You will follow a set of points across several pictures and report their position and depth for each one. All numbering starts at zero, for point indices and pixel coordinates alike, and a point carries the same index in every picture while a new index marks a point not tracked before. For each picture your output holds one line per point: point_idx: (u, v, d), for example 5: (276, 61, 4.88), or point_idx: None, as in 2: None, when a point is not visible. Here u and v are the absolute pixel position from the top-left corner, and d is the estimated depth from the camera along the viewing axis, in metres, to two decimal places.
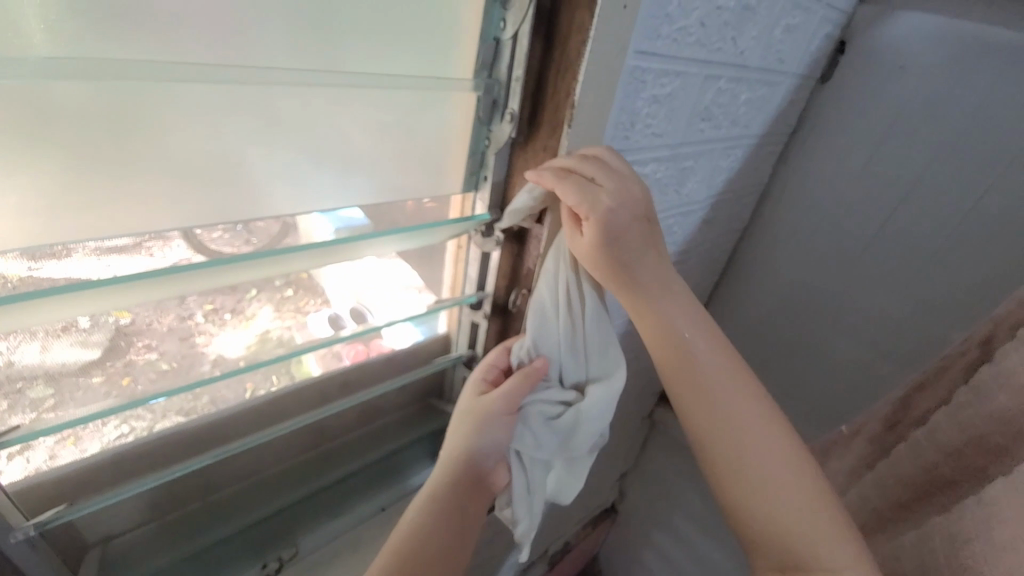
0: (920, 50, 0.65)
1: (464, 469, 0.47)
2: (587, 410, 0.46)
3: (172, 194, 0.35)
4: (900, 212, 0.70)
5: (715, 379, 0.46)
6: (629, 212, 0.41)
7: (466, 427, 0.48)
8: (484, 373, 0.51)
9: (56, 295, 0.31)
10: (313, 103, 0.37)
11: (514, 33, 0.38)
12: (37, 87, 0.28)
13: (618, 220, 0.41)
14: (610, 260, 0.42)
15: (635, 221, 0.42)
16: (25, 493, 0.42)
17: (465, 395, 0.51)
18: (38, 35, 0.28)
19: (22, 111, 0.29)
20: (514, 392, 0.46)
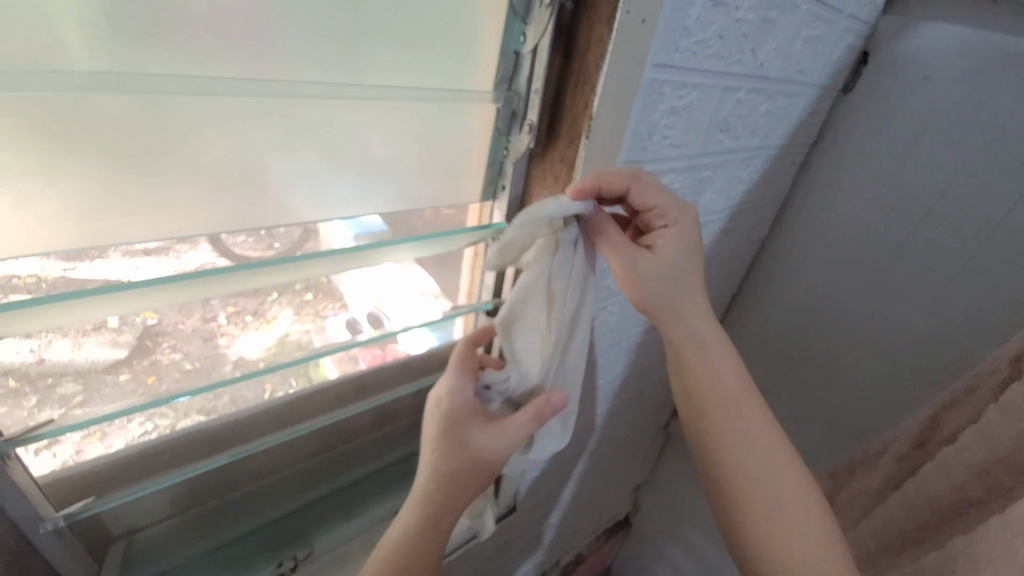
0: (946, 60, 0.64)
1: (453, 494, 0.42)
2: (540, 444, 0.49)
3: (202, 200, 0.37)
4: (925, 225, 0.68)
5: (742, 418, 0.50)
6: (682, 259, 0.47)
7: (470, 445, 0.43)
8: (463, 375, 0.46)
9: (93, 295, 0.32)
10: (338, 114, 0.39)
11: (533, 47, 0.40)
12: (86, 97, 0.30)
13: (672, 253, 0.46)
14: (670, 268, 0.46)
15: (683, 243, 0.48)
16: (54, 486, 0.43)
17: (452, 398, 0.45)
18: (83, 52, 0.30)
19: (69, 120, 0.30)
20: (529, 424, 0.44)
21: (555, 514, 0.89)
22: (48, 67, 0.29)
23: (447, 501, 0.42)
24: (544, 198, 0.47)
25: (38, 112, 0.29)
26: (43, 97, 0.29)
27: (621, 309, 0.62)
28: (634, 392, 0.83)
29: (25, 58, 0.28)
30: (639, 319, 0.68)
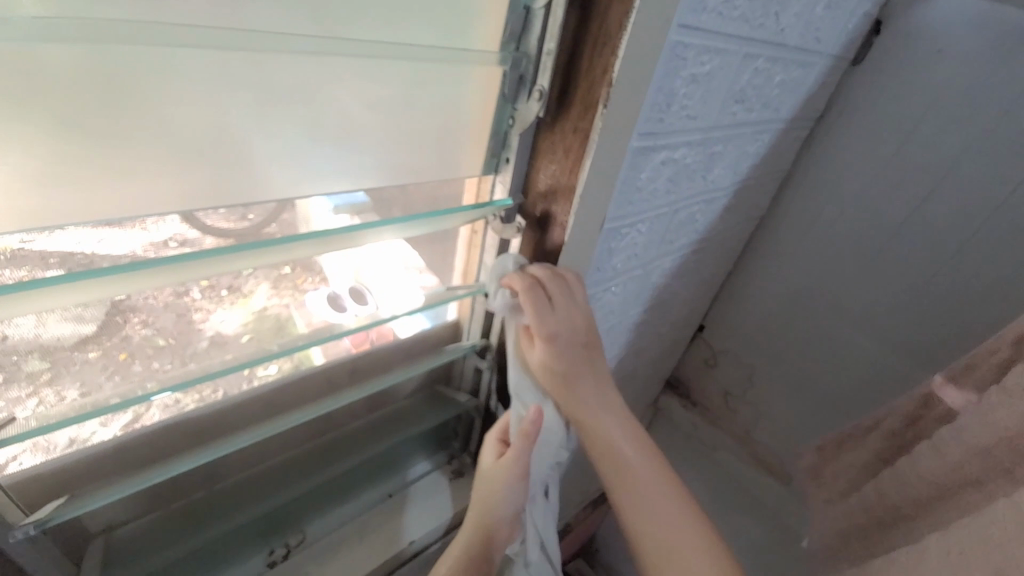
0: (961, 31, 0.61)
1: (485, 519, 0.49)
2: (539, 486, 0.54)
3: (174, 168, 0.33)
4: (929, 203, 0.68)
5: (611, 421, 0.51)
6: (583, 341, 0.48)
7: (493, 481, 0.49)
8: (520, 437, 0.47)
9: (49, 285, 0.28)
10: (330, 72, 0.34)
11: (547, 2, 0.35)
12: (20, 47, 0.25)
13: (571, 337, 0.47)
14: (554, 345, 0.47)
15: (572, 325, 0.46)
16: (18, 485, 0.40)
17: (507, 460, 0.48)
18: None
19: (5, 76, 0.25)
20: (521, 456, 0.47)
21: None
22: None
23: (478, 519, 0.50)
24: (551, 173, 0.44)
25: None
26: None
27: (624, 290, 0.60)
28: (629, 371, 0.83)
29: None
30: (640, 298, 0.66)
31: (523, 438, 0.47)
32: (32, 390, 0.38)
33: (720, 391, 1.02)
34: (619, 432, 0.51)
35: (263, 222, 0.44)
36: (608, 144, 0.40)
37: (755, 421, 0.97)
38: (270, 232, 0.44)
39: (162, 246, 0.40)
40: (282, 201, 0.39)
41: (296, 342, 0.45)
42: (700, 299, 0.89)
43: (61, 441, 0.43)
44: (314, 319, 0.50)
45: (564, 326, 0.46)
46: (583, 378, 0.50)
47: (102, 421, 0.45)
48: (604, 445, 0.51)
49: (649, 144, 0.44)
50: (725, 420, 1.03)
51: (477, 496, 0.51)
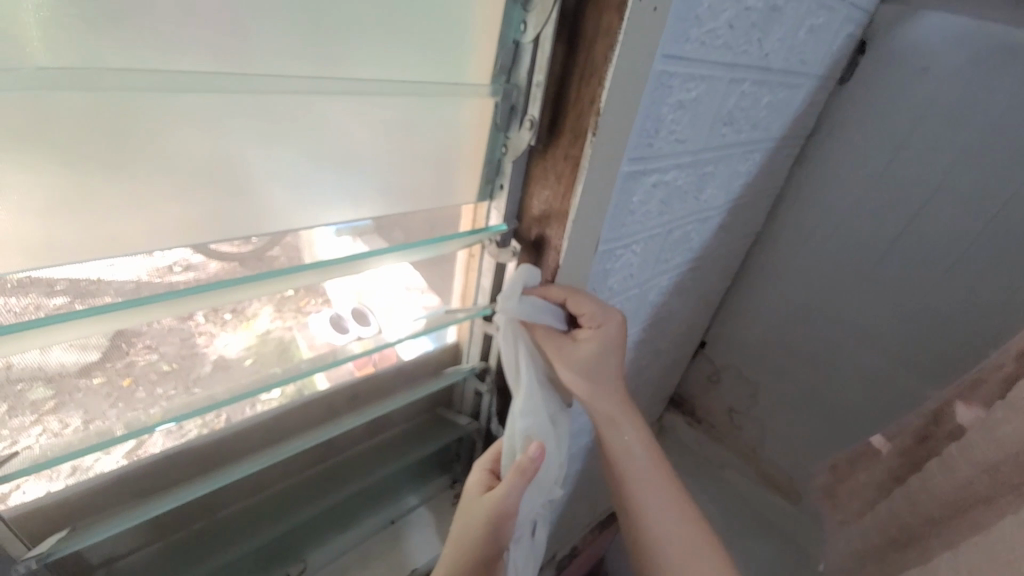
0: (944, 50, 0.63)
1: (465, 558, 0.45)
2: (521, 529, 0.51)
3: (178, 201, 0.33)
4: (922, 217, 0.68)
5: (640, 465, 0.53)
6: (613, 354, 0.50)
7: (477, 516, 0.45)
8: (515, 470, 0.44)
9: (60, 321, 0.29)
10: (329, 107, 0.35)
11: (535, 37, 0.37)
12: (36, 96, 0.26)
13: (603, 347, 0.49)
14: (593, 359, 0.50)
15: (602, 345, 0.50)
16: (22, 518, 0.40)
17: (497, 494, 0.45)
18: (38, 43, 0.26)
19: (20, 121, 0.27)
20: (512, 491, 0.44)
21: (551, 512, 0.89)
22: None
23: (458, 555, 0.46)
24: (544, 199, 0.45)
25: None
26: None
27: (621, 310, 0.61)
28: (631, 390, 0.83)
29: None
30: (638, 317, 0.66)
31: (519, 474, 0.44)
32: (36, 419, 0.38)
33: (725, 408, 1.01)
34: (648, 478, 0.52)
35: (267, 245, 0.42)
36: (598, 170, 0.41)
37: (761, 438, 0.96)
38: (273, 255, 0.42)
39: (166, 271, 0.39)
40: (272, 234, 0.39)
41: (302, 369, 0.46)
42: (700, 316, 0.89)
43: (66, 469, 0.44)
44: (317, 340, 0.50)
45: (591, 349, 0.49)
46: (616, 421, 0.52)
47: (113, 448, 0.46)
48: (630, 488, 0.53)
49: (639, 168, 0.45)
50: (731, 438, 1.02)
51: (457, 530, 0.47)
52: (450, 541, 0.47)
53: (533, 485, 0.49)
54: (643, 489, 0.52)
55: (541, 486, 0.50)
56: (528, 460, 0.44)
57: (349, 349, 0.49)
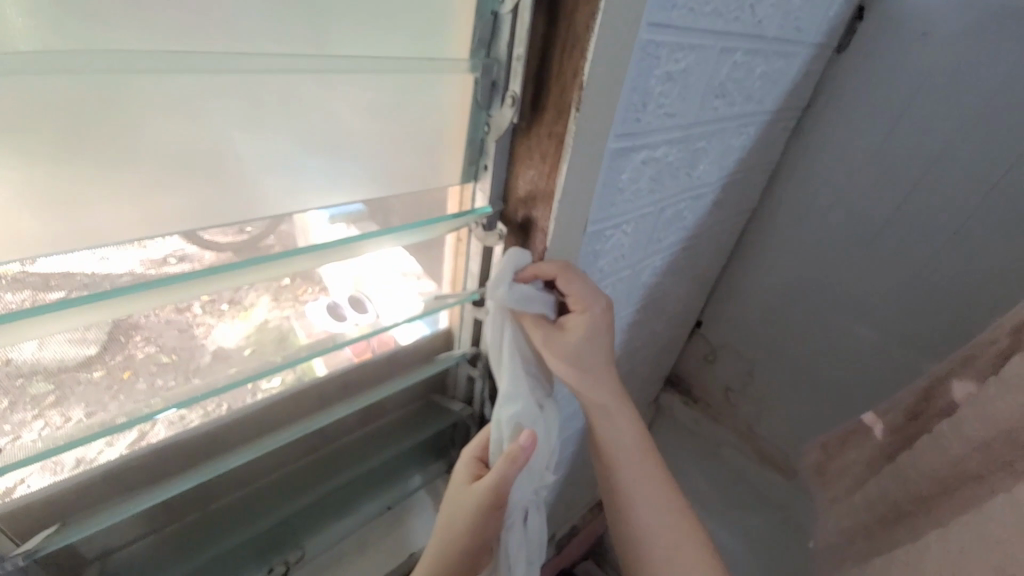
0: (945, 14, 0.61)
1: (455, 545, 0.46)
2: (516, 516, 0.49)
3: (155, 189, 0.32)
4: (921, 190, 0.67)
5: (629, 462, 0.52)
6: (603, 333, 0.49)
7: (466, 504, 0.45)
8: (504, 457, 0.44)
9: (30, 316, 0.28)
10: (300, 90, 0.34)
11: (513, 7, 0.35)
12: (6, 80, 0.24)
13: (594, 324, 0.48)
14: (584, 346, 0.49)
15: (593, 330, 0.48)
16: (11, 512, 0.40)
17: (488, 480, 0.44)
18: (18, 25, 0.25)
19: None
20: (504, 476, 0.44)
21: (548, 493, 0.90)
22: None
23: (449, 544, 0.46)
24: (530, 178, 0.43)
25: None
26: None
27: (614, 292, 0.60)
28: (626, 371, 0.83)
29: None
30: (631, 298, 0.66)
31: (507, 461, 0.44)
32: (37, 413, 0.38)
33: (721, 387, 1.01)
34: (636, 476, 0.51)
35: (261, 234, 0.42)
36: (584, 148, 0.39)
37: (757, 415, 0.96)
38: (269, 245, 0.42)
39: (161, 263, 0.38)
40: (271, 218, 0.39)
41: (301, 354, 0.46)
42: (695, 295, 0.88)
43: (70, 462, 0.44)
44: (315, 329, 0.50)
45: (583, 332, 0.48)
46: (604, 417, 0.51)
47: (109, 442, 0.45)
48: (617, 485, 0.52)
49: (627, 145, 0.43)
50: (727, 416, 1.02)
51: (446, 518, 0.47)
52: (439, 528, 0.48)
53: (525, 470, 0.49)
54: (631, 487, 0.51)
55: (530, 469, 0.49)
56: (518, 448, 0.44)
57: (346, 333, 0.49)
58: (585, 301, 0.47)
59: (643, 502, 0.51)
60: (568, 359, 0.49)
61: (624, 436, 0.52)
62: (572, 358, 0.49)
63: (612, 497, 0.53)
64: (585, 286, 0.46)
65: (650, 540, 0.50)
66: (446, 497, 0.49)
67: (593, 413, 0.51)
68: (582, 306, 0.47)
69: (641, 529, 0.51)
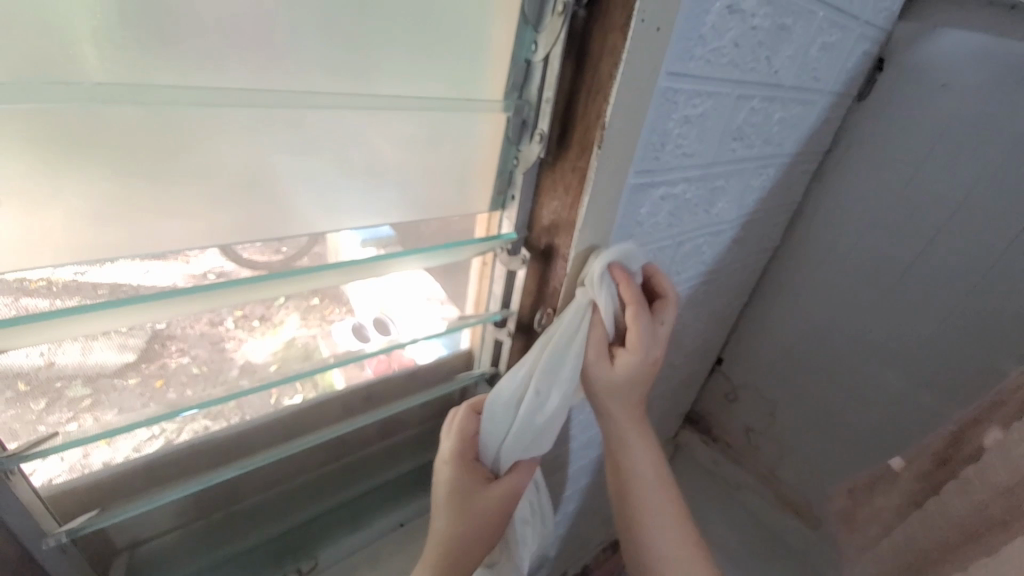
0: (965, 67, 0.63)
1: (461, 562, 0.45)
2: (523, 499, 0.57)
3: (215, 203, 0.36)
4: (944, 235, 0.67)
5: (653, 488, 0.54)
6: (653, 368, 0.49)
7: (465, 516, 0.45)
8: (517, 469, 0.49)
9: (97, 311, 0.33)
10: (353, 126, 0.38)
11: (545, 55, 0.39)
12: (97, 113, 0.30)
13: (652, 358, 0.48)
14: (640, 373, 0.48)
15: (651, 366, 0.48)
16: (56, 497, 0.43)
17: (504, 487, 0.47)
18: (91, 57, 0.29)
19: (90, 132, 0.30)
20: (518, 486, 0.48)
21: (561, 524, 0.90)
22: (58, 71, 0.28)
23: (454, 559, 0.45)
24: (554, 209, 0.46)
25: (56, 122, 0.29)
26: (56, 109, 0.29)
27: None
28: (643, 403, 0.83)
29: (37, 70, 0.28)
30: None
31: (520, 474, 0.49)
32: (72, 415, 0.41)
33: (742, 426, 1.00)
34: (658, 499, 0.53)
35: (296, 254, 0.46)
36: (605, 183, 0.42)
37: (779, 458, 0.94)
38: (302, 264, 0.46)
39: (200, 277, 0.42)
40: (313, 234, 0.43)
41: (327, 363, 0.49)
42: (715, 331, 0.89)
43: (96, 464, 0.46)
44: (338, 349, 0.53)
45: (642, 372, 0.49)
46: (634, 440, 0.53)
47: (137, 445, 0.48)
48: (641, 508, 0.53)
49: (646, 181, 0.46)
50: (748, 458, 1.00)
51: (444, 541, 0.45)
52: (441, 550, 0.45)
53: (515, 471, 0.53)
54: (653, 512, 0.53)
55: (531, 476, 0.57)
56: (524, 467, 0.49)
57: (370, 347, 0.53)
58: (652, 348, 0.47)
59: (645, 500, 0.53)
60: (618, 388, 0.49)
61: (641, 451, 0.54)
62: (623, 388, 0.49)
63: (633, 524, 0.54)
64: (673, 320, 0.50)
65: (640, 529, 0.53)
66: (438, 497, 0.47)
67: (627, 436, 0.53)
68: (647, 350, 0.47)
69: (637, 517, 0.54)
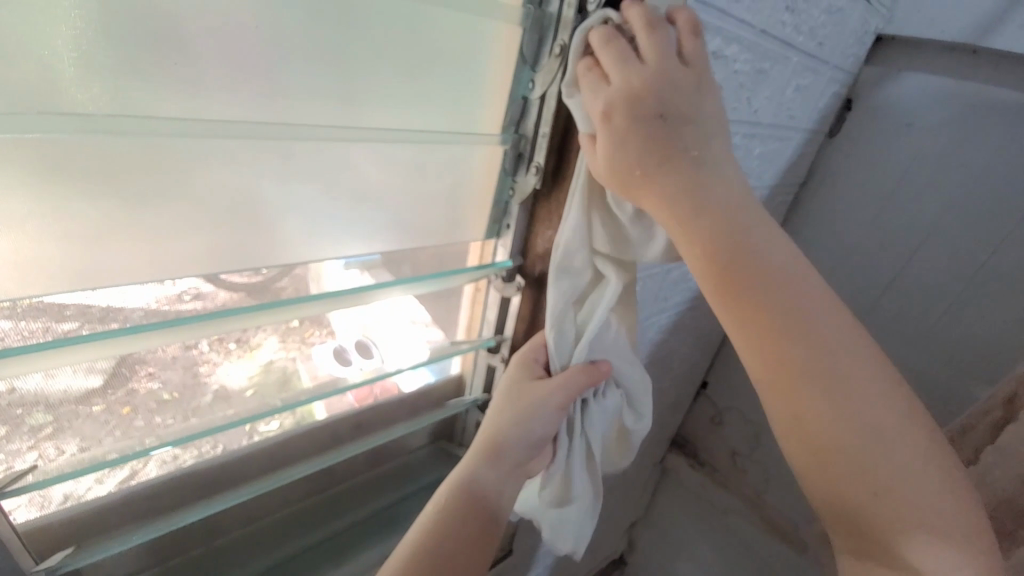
0: (927, 108, 0.68)
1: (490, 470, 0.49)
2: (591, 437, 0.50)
3: (212, 231, 0.37)
4: (912, 264, 0.71)
5: (872, 429, 0.34)
6: (669, 89, 0.34)
7: (510, 414, 0.49)
8: (588, 368, 0.47)
9: (92, 340, 0.32)
10: (354, 158, 0.40)
11: (542, 93, 0.41)
12: (91, 139, 0.30)
13: (647, 101, 0.33)
14: (645, 124, 0.34)
15: (657, 116, 0.34)
16: (32, 533, 0.41)
17: (552, 400, 0.47)
18: (76, 85, 0.29)
19: (81, 160, 0.30)
20: (572, 382, 0.46)
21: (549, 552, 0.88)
22: (49, 98, 0.28)
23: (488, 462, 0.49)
24: (549, 238, 0.49)
25: (51, 149, 0.29)
26: (55, 137, 0.29)
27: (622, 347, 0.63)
28: None
29: (28, 99, 0.28)
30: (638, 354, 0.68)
31: (585, 374, 0.46)
32: (33, 444, 0.39)
33: (727, 450, 1.01)
34: (901, 449, 0.34)
35: (277, 275, 0.43)
36: None
37: (764, 482, 0.95)
38: (282, 286, 0.44)
39: (176, 298, 0.40)
40: (286, 266, 0.42)
41: (301, 397, 0.48)
42: (699, 356, 0.91)
43: (58, 496, 0.43)
44: (320, 371, 0.52)
45: (727, 190, 0.35)
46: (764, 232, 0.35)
47: (99, 477, 0.45)
48: (870, 464, 0.34)
49: None
50: (735, 482, 1.00)
51: (486, 440, 0.50)
52: (481, 448, 0.50)
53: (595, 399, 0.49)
54: (890, 470, 0.34)
55: (599, 412, 0.50)
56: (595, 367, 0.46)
57: (350, 377, 0.52)
58: (675, 106, 0.34)
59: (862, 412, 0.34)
60: (737, 250, 0.35)
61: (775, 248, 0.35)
62: (737, 250, 0.35)
63: (834, 487, 0.36)
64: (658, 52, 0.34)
65: (858, 459, 0.34)
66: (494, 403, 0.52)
67: (788, 353, 0.35)
68: (649, 97, 0.33)
69: (848, 439, 0.35)
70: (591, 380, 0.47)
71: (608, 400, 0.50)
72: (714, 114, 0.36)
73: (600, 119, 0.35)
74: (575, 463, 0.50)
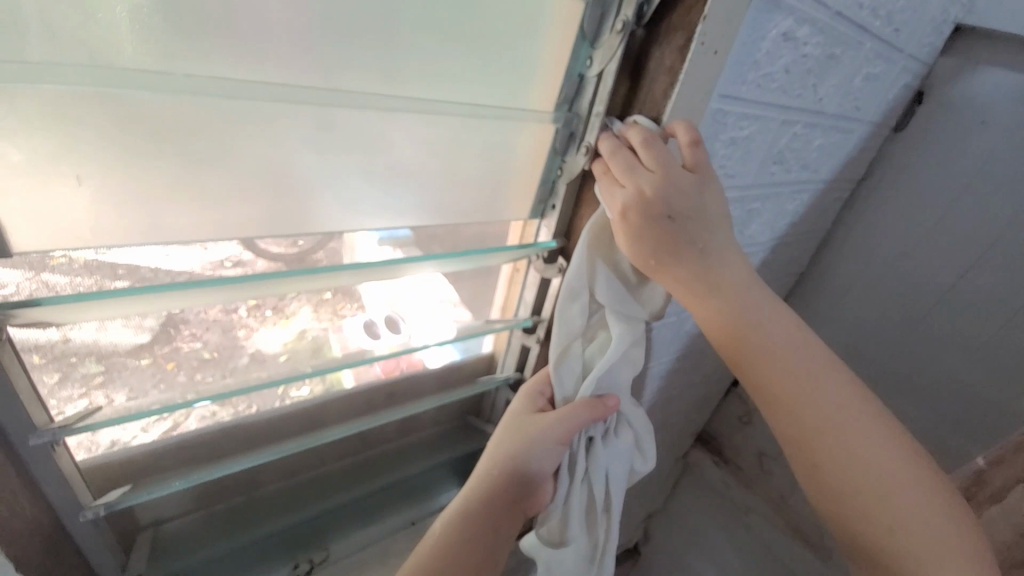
0: (1007, 104, 0.63)
1: (490, 497, 0.49)
2: (595, 474, 0.50)
3: (267, 196, 0.38)
4: (974, 271, 0.67)
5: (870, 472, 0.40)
6: (677, 195, 0.37)
7: (512, 442, 0.50)
8: (597, 404, 0.47)
9: (155, 291, 0.34)
10: (408, 128, 0.40)
11: (599, 71, 0.41)
12: (157, 90, 0.30)
13: (654, 207, 0.37)
14: (657, 223, 0.38)
15: (666, 217, 0.38)
16: (92, 471, 0.44)
17: (554, 432, 0.47)
18: (135, 47, 0.30)
19: (147, 118, 0.31)
20: (577, 415, 0.46)
21: None
22: (110, 56, 0.29)
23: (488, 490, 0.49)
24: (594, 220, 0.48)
25: (125, 110, 0.31)
26: (129, 97, 0.30)
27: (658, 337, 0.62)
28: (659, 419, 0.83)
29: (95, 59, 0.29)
30: (672, 345, 0.68)
31: (590, 409, 0.47)
32: (84, 392, 0.42)
33: (755, 451, 0.98)
34: (898, 494, 0.39)
35: (312, 248, 0.46)
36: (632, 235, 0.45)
37: (791, 485, 0.93)
38: (317, 258, 0.46)
39: (218, 265, 0.43)
40: (328, 233, 0.43)
41: (332, 363, 0.49)
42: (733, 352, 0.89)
43: (105, 441, 0.46)
44: (349, 345, 0.53)
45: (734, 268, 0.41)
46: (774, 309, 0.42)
47: (144, 426, 0.48)
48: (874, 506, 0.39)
49: None
50: (760, 482, 0.99)
51: (486, 466, 0.51)
52: (480, 477, 0.50)
53: (598, 436, 0.50)
54: (900, 511, 0.39)
55: (602, 450, 0.50)
56: (603, 402, 0.47)
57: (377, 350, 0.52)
58: (681, 210, 0.38)
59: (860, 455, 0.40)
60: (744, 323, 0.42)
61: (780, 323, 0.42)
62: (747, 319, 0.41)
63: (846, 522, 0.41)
64: (665, 160, 0.37)
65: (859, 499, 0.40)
66: (496, 431, 0.53)
67: (789, 403, 0.42)
68: (658, 202, 0.37)
69: (851, 479, 0.40)
70: (596, 416, 0.47)
71: (613, 441, 0.51)
72: (715, 206, 0.40)
73: (618, 217, 0.39)
74: (574, 503, 0.49)
